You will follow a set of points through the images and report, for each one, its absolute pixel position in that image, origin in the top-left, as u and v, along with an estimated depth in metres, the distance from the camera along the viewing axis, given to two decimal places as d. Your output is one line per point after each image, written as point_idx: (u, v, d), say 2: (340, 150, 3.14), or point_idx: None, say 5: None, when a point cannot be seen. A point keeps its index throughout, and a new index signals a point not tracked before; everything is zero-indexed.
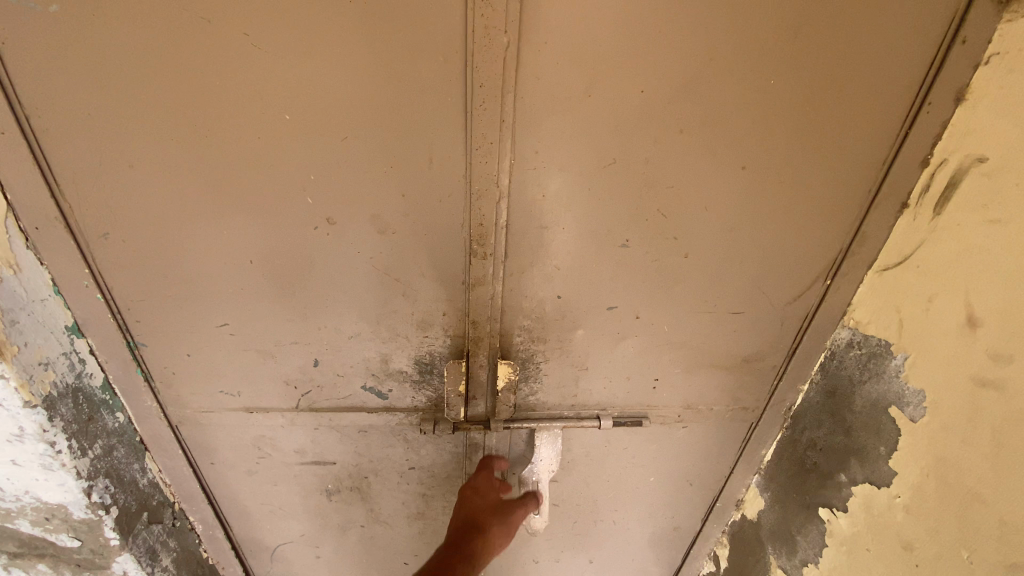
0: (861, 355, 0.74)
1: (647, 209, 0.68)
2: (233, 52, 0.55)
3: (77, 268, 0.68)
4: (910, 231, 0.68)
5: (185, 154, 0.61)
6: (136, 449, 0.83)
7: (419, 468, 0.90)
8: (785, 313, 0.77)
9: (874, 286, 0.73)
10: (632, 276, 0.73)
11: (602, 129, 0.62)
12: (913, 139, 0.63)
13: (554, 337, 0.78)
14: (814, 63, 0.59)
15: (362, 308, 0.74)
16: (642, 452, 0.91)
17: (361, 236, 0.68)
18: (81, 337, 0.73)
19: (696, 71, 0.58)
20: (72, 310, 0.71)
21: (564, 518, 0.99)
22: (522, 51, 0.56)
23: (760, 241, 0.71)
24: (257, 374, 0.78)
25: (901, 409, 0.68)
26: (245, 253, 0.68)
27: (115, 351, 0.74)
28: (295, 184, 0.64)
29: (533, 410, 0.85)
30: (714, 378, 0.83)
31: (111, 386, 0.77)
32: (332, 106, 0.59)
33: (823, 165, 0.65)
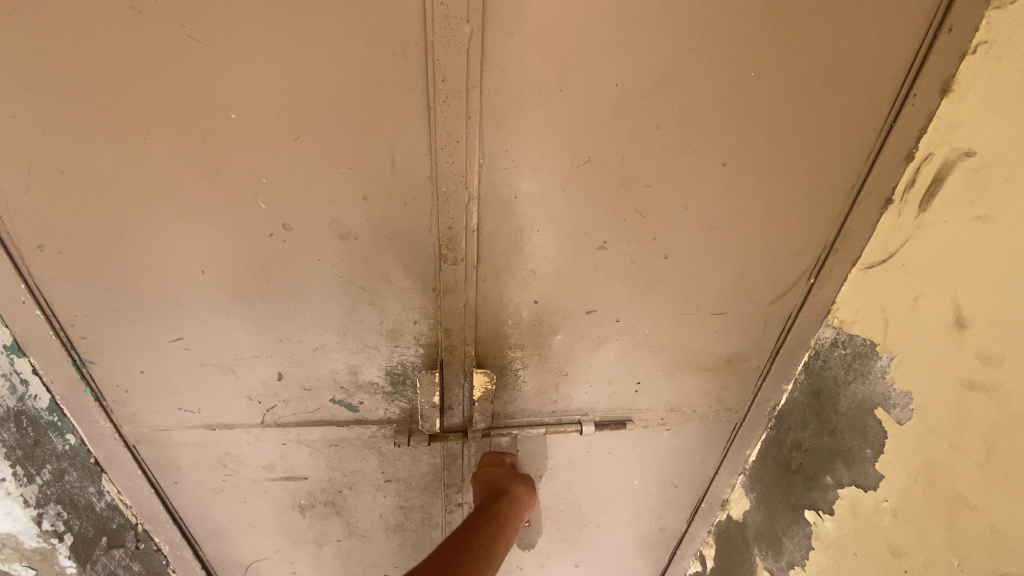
0: (845, 355, 0.72)
1: (625, 208, 0.64)
2: (169, 46, 0.51)
3: (12, 282, 0.62)
4: (894, 228, 0.65)
5: (125, 158, 0.56)
6: (91, 472, 0.77)
7: (395, 480, 0.87)
8: (769, 313, 0.74)
9: (858, 284, 0.70)
10: (611, 278, 0.70)
11: (576, 125, 0.58)
12: (898, 131, 0.61)
13: (532, 343, 0.75)
14: (796, 55, 0.56)
15: (327, 318, 0.69)
16: (626, 456, 0.89)
17: (322, 243, 0.63)
18: (23, 357, 0.68)
19: (673, 64, 0.55)
20: (9, 328, 0.65)
21: (548, 524, 0.97)
22: (487, 44, 0.52)
23: (742, 240, 0.68)
24: (218, 390, 0.73)
25: (887, 411, 0.66)
26: (197, 263, 0.63)
27: (60, 371, 0.69)
28: (247, 189, 0.59)
29: (513, 418, 0.82)
30: (698, 380, 0.81)
31: (59, 408, 0.71)
32: (282, 104, 0.54)
33: (807, 160, 0.63)
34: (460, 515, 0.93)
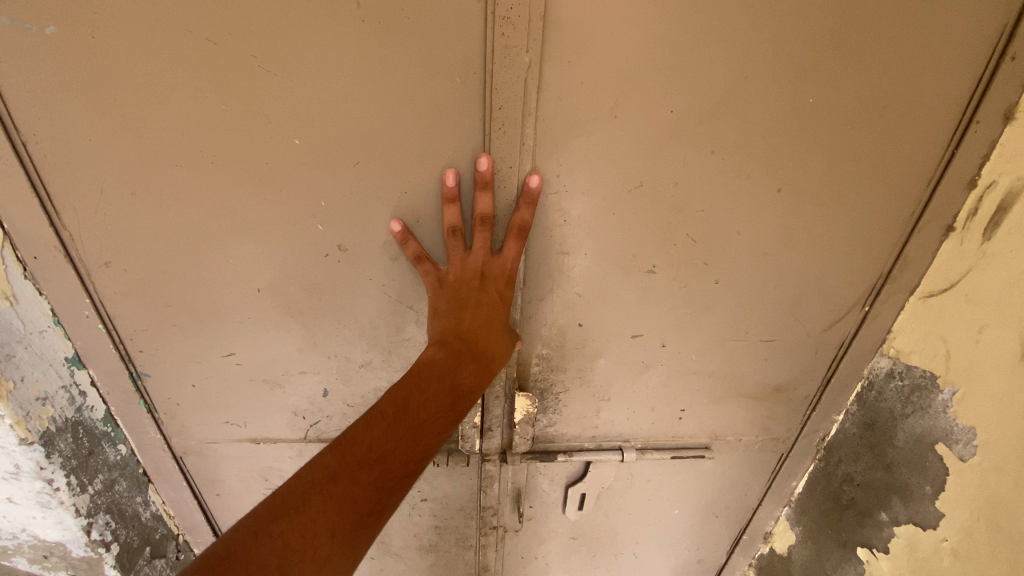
0: (902, 387, 0.70)
1: (675, 233, 0.64)
2: (240, 74, 0.53)
3: (78, 297, 0.64)
4: (955, 257, 0.63)
5: (191, 178, 0.58)
6: (139, 482, 0.79)
7: (431, 500, 0.86)
8: (820, 341, 0.72)
9: (917, 313, 0.68)
10: (657, 302, 0.69)
11: (627, 151, 0.58)
12: (959, 159, 0.59)
13: (574, 366, 0.75)
14: (852, 83, 0.55)
15: (374, 336, 0.70)
16: (666, 483, 0.87)
17: (373, 262, 0.64)
18: (82, 369, 0.69)
19: (726, 91, 0.55)
20: (72, 341, 0.67)
21: (584, 550, 0.95)
22: (545, 72, 0.53)
23: (795, 266, 0.67)
24: (264, 404, 0.74)
25: (949, 447, 0.64)
26: (252, 280, 0.65)
27: (116, 383, 0.71)
28: (304, 208, 0.61)
29: (553, 442, 0.82)
30: (744, 408, 0.79)
31: (113, 419, 0.73)
32: (342, 129, 0.56)
33: (863, 186, 0.62)
34: (494, 539, 0.91)
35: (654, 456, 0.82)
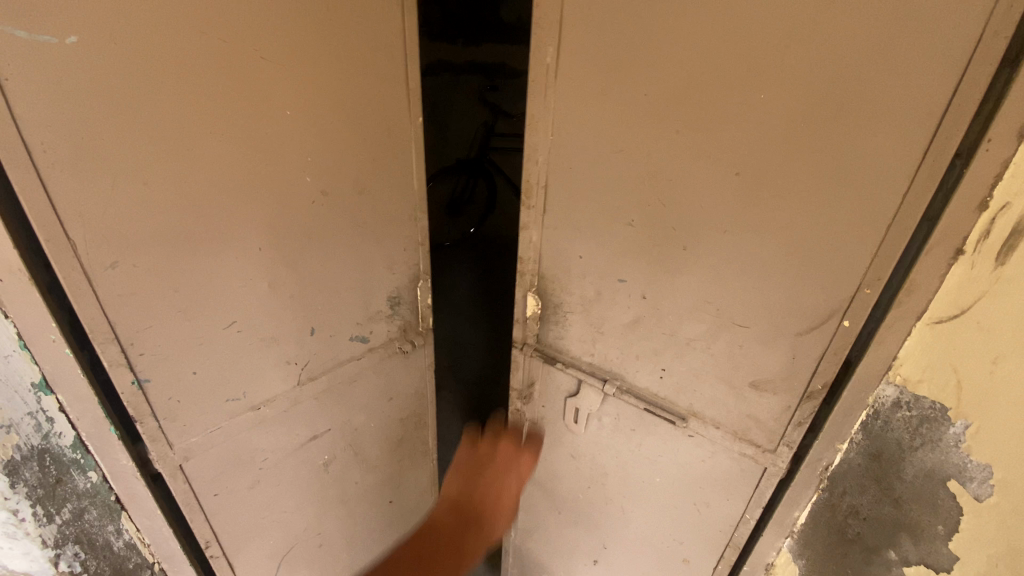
0: (910, 418, 0.67)
1: (649, 194, 0.78)
2: (217, 58, 0.65)
3: (44, 321, 0.61)
4: (966, 282, 0.59)
5: (208, 161, 0.68)
6: (110, 509, 0.76)
7: (394, 397, 1.10)
8: (795, 343, 0.72)
9: (924, 340, 0.64)
10: (633, 252, 0.84)
11: (613, 124, 0.78)
12: (970, 178, 0.55)
13: (577, 292, 0.94)
14: (798, 79, 0.61)
15: (355, 260, 0.92)
16: (650, 441, 0.96)
17: (344, 197, 0.86)
18: (50, 395, 0.67)
19: (687, 81, 0.68)
20: (39, 365, 0.64)
21: (580, 474, 1.12)
22: (563, 63, 0.79)
23: (765, 254, 0.70)
24: (256, 363, 0.83)
25: (963, 485, 0.65)
26: (262, 244, 0.77)
27: (86, 410, 0.67)
28: (297, 165, 0.78)
29: (559, 351, 1.02)
30: (718, 391, 0.83)
31: (83, 444, 0.70)
32: (296, 90, 0.74)
33: (824, 186, 0.63)
34: (516, 421, 1.17)
35: (634, 402, 0.95)
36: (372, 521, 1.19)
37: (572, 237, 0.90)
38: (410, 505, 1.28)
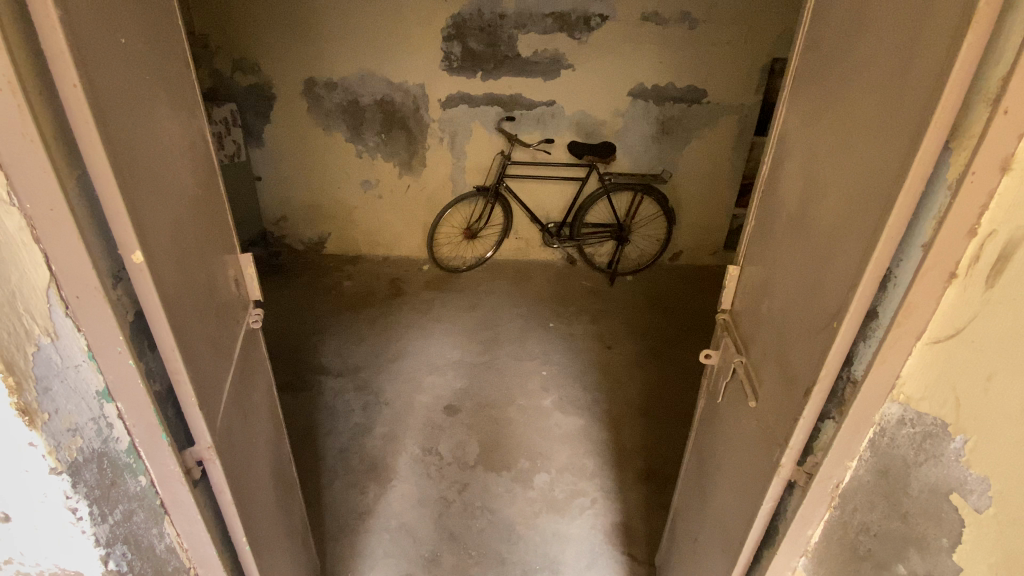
0: (914, 434, 0.71)
1: (796, 196, 0.95)
2: (149, 80, 0.82)
3: (114, 335, 0.68)
4: (960, 304, 0.64)
5: (166, 180, 0.84)
6: (155, 513, 0.83)
7: (259, 370, 1.31)
8: (814, 339, 0.80)
9: (923, 360, 0.68)
10: (778, 246, 1.01)
11: (797, 138, 0.98)
12: (959, 209, 0.60)
13: (752, 274, 1.15)
14: (868, 100, 0.74)
15: (221, 241, 1.12)
16: (739, 424, 1.11)
17: (206, 181, 1.06)
18: (111, 401, 0.73)
19: (831, 103, 0.85)
20: (103, 374, 0.70)
21: (710, 445, 1.33)
22: (795, 88, 1.02)
23: (822, 251, 0.82)
24: (213, 341, 0.98)
25: (963, 497, 0.69)
26: (196, 230, 0.96)
27: (145, 416, 0.75)
28: (188, 159, 0.96)
29: (735, 324, 1.23)
30: (776, 382, 0.94)
31: (136, 450, 0.77)
32: (173, 95, 0.92)
33: (857, 196, 0.73)
34: (708, 380, 1.42)
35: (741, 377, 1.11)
36: (280, 488, 1.39)
37: (762, 236, 1.11)
38: (284, 477, 1.45)
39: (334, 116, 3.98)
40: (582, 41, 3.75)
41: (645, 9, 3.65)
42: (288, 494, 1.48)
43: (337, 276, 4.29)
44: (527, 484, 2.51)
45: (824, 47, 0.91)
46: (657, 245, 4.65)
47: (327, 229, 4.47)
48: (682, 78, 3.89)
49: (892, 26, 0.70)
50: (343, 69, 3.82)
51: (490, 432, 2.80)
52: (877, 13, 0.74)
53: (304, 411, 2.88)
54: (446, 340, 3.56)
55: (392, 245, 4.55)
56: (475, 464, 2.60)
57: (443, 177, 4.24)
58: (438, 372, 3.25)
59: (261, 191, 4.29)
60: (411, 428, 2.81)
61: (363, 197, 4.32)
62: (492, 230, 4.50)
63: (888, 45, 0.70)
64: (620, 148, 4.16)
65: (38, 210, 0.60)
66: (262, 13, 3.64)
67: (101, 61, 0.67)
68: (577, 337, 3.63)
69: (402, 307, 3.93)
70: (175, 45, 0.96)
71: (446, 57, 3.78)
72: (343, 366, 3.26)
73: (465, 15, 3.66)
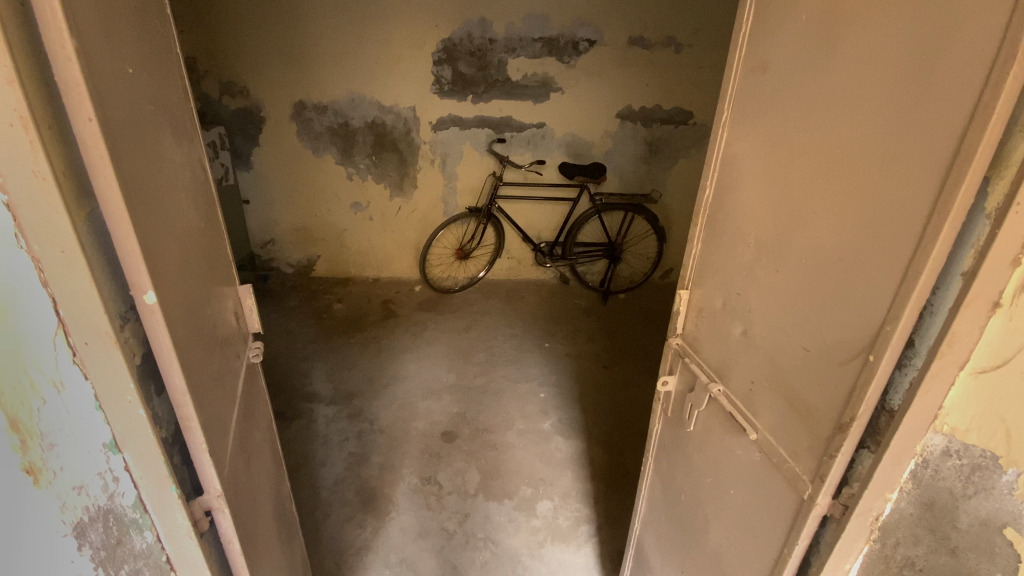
0: (961, 466, 0.71)
1: (762, 222, 0.96)
2: (153, 110, 0.78)
3: (123, 382, 0.63)
4: (1006, 334, 0.64)
5: (173, 212, 0.80)
6: (161, 570, 0.77)
7: (262, 407, 1.27)
8: (840, 372, 0.80)
9: (968, 390, 0.68)
10: (746, 271, 1.02)
11: (749, 164, 0.98)
12: (1003, 240, 0.60)
13: (709, 299, 1.16)
14: (854, 130, 0.74)
15: (222, 272, 1.08)
16: (732, 452, 1.10)
17: (207, 209, 1.02)
18: (117, 453, 0.67)
19: (795, 131, 0.86)
20: (111, 426, 0.65)
21: (683, 474, 1.31)
22: (734, 113, 1.03)
23: (824, 281, 0.81)
24: (218, 379, 0.93)
25: (1018, 530, 0.67)
26: (200, 262, 0.92)
27: (152, 468, 0.69)
28: (191, 189, 0.92)
29: (693, 349, 1.24)
30: (783, 412, 0.93)
31: (142, 504, 0.71)
32: (175, 124, 0.89)
33: (868, 227, 0.73)
34: (660, 405, 1.43)
35: (724, 406, 1.10)
36: (283, 529, 1.34)
37: (718, 257, 1.11)
38: (284, 518, 1.38)
39: (323, 139, 3.96)
40: (570, 64, 3.81)
41: (632, 33, 3.74)
42: (290, 533, 1.42)
43: (327, 299, 4.23)
44: (531, 512, 2.44)
45: (773, 73, 0.91)
46: (648, 263, 4.69)
47: (317, 252, 4.41)
48: (669, 100, 3.97)
49: (879, 58, 0.70)
50: (333, 92, 3.81)
51: (489, 458, 2.74)
52: (852, 42, 0.74)
53: (297, 441, 2.79)
54: (441, 363, 3.51)
55: (384, 266, 4.51)
56: (476, 493, 2.53)
57: (434, 198, 4.23)
58: (434, 396, 3.19)
59: (247, 216, 4.23)
60: (408, 455, 2.73)
61: (354, 219, 4.29)
62: (484, 251, 4.49)
63: (879, 75, 0.70)
64: (611, 168, 4.20)
65: (49, 253, 0.56)
66: (253, 37, 3.64)
67: (112, 91, 0.63)
68: (573, 357, 3.61)
69: (395, 329, 3.87)
70: (171, 75, 0.92)
71: (436, 80, 3.81)
72: (336, 392, 3.18)
73: (455, 39, 3.70)
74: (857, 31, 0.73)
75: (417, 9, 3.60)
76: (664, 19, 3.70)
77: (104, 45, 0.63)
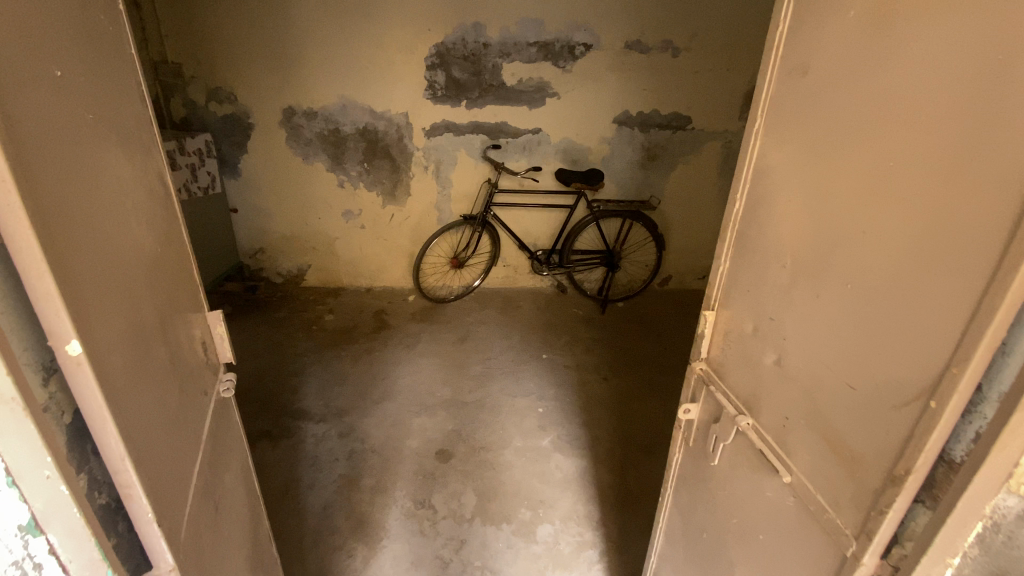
0: None
1: (801, 242, 0.85)
2: (92, 118, 0.67)
3: (37, 454, 0.52)
4: None
5: (118, 238, 0.68)
6: None
7: (235, 445, 1.14)
8: (893, 418, 0.70)
9: None
10: (781, 295, 0.91)
11: (785, 178, 0.89)
12: None
13: (737, 324, 1.05)
14: (916, 142, 0.64)
15: (187, 300, 0.96)
16: (762, 495, 0.99)
17: (167, 229, 0.90)
18: (39, 534, 0.56)
19: (842, 142, 0.76)
20: (28, 504, 0.54)
21: (706, 512, 1.20)
22: (769, 119, 0.93)
23: (877, 312, 0.71)
24: (180, 427, 0.81)
25: None
26: (156, 292, 0.80)
27: (80, 550, 0.58)
28: (145, 208, 0.80)
29: (718, 378, 1.13)
30: (822, 456, 0.83)
31: None
32: (125, 138, 0.77)
33: (931, 254, 0.63)
34: (681, 434, 1.31)
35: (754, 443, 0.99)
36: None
37: (749, 278, 1.01)
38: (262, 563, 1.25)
39: (313, 146, 3.85)
40: (566, 69, 3.72)
41: (629, 37, 3.65)
42: None
43: (318, 310, 4.10)
44: (530, 538, 2.32)
45: (815, 76, 0.81)
46: (647, 271, 4.61)
47: (307, 261, 4.29)
48: (667, 105, 3.89)
49: (950, 59, 0.60)
50: (323, 98, 3.70)
51: (487, 479, 2.62)
52: (915, 41, 0.64)
53: (284, 462, 2.66)
54: (435, 377, 3.38)
55: (376, 276, 4.39)
56: (472, 518, 2.41)
57: (427, 206, 4.12)
58: (428, 413, 3.06)
59: (234, 225, 4.10)
60: (402, 477, 2.61)
61: (346, 227, 4.17)
62: (480, 259, 4.38)
63: (949, 79, 0.60)
64: (608, 174, 4.11)
65: None
66: (238, 41, 3.52)
67: (23, 96, 0.52)
68: (572, 369, 3.49)
69: (388, 342, 3.74)
70: (123, 82, 0.81)
71: (429, 86, 3.71)
72: (326, 410, 3.05)
73: (448, 43, 3.60)
74: (919, 29, 0.64)
75: (409, 13, 3.50)
76: (662, 23, 3.62)
77: (16, 43, 0.52)
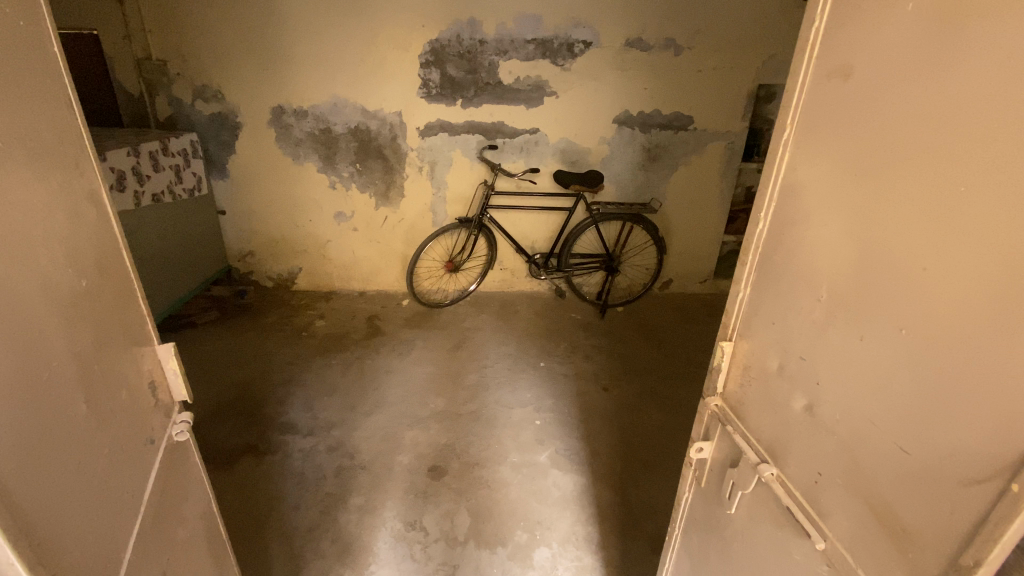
0: None
1: (839, 274, 0.73)
2: None
3: None
4: None
5: (13, 281, 0.56)
6: None
7: (194, 490, 1.02)
8: (958, 496, 0.58)
9: None
10: (813, 333, 0.79)
11: (820, 197, 0.76)
12: None
13: (759, 360, 0.93)
14: (998, 166, 0.52)
15: (128, 334, 0.83)
16: (787, 557, 0.87)
17: (100, 256, 0.77)
18: None
19: (896, 159, 0.64)
20: None
21: (720, 563, 1.08)
22: (801, 128, 0.80)
23: (941, 367, 0.59)
24: (109, 492, 0.69)
25: None
26: (80, 334, 0.68)
27: None
28: (64, 236, 0.68)
29: (736, 417, 1.01)
30: (864, 525, 0.71)
31: None
32: (38, 154, 0.65)
33: (1018, 306, 0.51)
34: (691, 472, 1.19)
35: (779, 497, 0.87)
36: None
37: (773, 309, 0.89)
38: None
39: (304, 146, 3.71)
40: (565, 67, 3.59)
41: (630, 35, 3.52)
42: None
43: (308, 315, 3.97)
44: (526, 563, 2.20)
45: (862, 80, 0.68)
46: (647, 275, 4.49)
47: (297, 265, 4.16)
48: (669, 105, 3.77)
49: None
50: (313, 96, 3.56)
51: (481, 497, 2.50)
52: (999, 41, 0.52)
53: (268, 479, 2.54)
54: (427, 387, 3.26)
55: (369, 280, 4.26)
56: (465, 541, 2.29)
57: (421, 208, 3.99)
58: (420, 425, 2.94)
59: (221, 227, 3.97)
60: (391, 495, 2.49)
61: (337, 230, 4.03)
62: (475, 262, 4.26)
63: None
64: (608, 176, 3.99)
65: None
66: (222, 37, 3.37)
67: None
68: (571, 378, 3.37)
69: (380, 349, 3.61)
70: (41, 89, 0.67)
71: (423, 84, 3.57)
72: (314, 423, 2.92)
73: (443, 40, 3.46)
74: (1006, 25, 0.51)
75: (402, 8, 3.36)
76: (664, 20, 3.50)
77: None
